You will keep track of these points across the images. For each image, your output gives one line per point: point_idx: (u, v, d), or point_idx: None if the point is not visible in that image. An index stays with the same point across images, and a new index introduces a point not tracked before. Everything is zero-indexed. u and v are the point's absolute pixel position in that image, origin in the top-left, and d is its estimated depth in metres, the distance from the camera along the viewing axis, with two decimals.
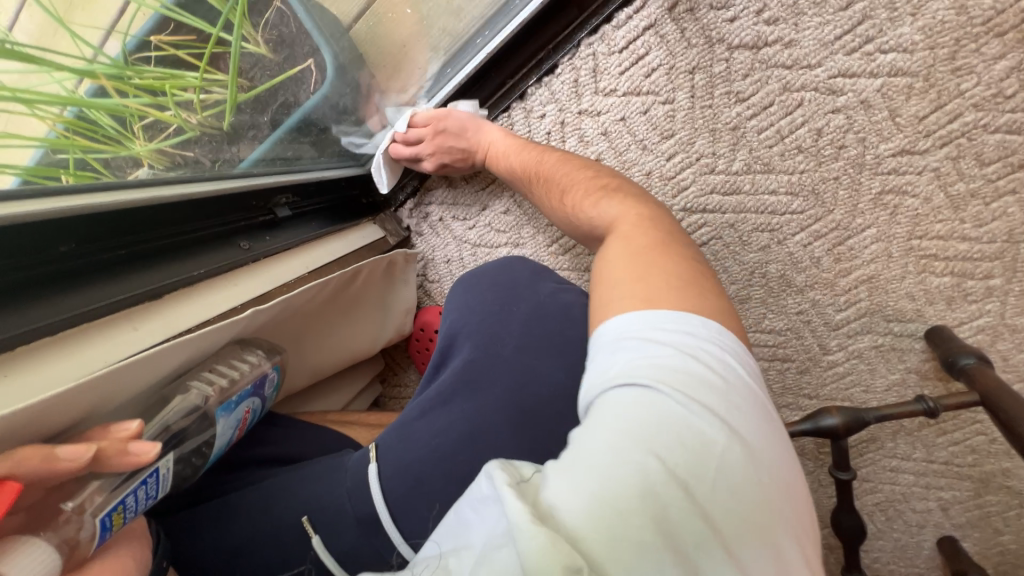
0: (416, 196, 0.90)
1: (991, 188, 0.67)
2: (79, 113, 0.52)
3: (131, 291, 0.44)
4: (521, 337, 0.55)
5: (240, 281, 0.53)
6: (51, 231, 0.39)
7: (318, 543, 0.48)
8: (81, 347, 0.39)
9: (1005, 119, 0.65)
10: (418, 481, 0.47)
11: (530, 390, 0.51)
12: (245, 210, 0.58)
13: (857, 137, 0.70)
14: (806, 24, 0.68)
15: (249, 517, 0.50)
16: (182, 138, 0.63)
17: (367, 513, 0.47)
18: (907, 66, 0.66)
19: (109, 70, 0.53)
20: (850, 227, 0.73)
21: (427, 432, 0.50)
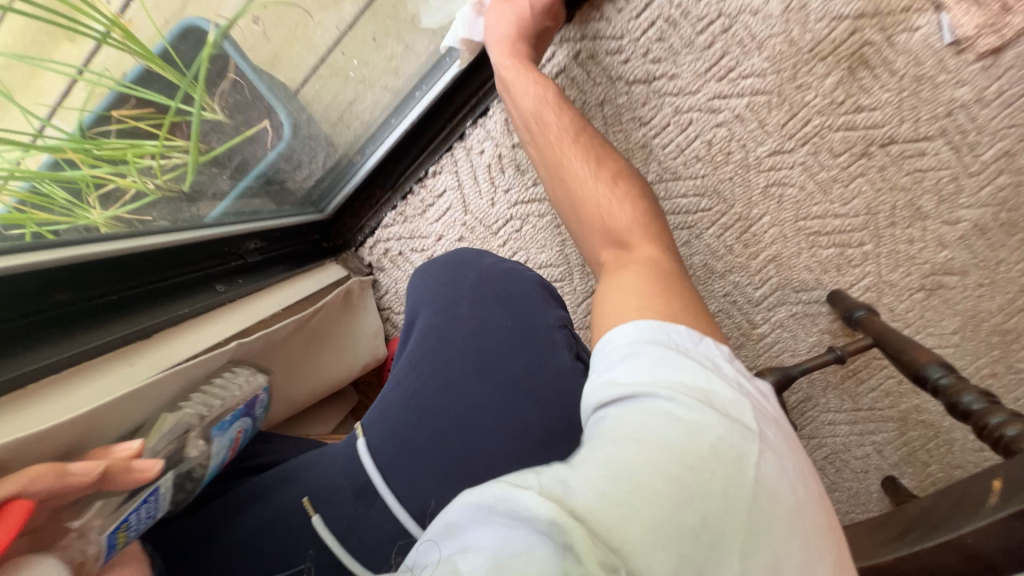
0: (374, 234, 0.97)
1: (846, 173, 0.85)
2: (32, 187, 0.54)
3: (123, 333, 0.47)
4: (472, 296, 0.61)
5: (223, 318, 0.57)
6: (49, 281, 0.43)
7: (320, 523, 0.51)
8: (85, 380, 0.42)
9: (842, 120, 0.83)
10: (401, 443, 0.53)
11: (503, 363, 0.56)
12: (216, 256, 0.63)
13: (739, 144, 0.86)
14: (683, 60, 0.84)
15: (248, 511, 0.53)
16: (138, 204, 0.66)
17: (362, 482, 0.52)
18: (763, 86, 0.83)
19: (71, 144, 0.57)
20: (750, 217, 0.88)
21: (401, 396, 0.56)
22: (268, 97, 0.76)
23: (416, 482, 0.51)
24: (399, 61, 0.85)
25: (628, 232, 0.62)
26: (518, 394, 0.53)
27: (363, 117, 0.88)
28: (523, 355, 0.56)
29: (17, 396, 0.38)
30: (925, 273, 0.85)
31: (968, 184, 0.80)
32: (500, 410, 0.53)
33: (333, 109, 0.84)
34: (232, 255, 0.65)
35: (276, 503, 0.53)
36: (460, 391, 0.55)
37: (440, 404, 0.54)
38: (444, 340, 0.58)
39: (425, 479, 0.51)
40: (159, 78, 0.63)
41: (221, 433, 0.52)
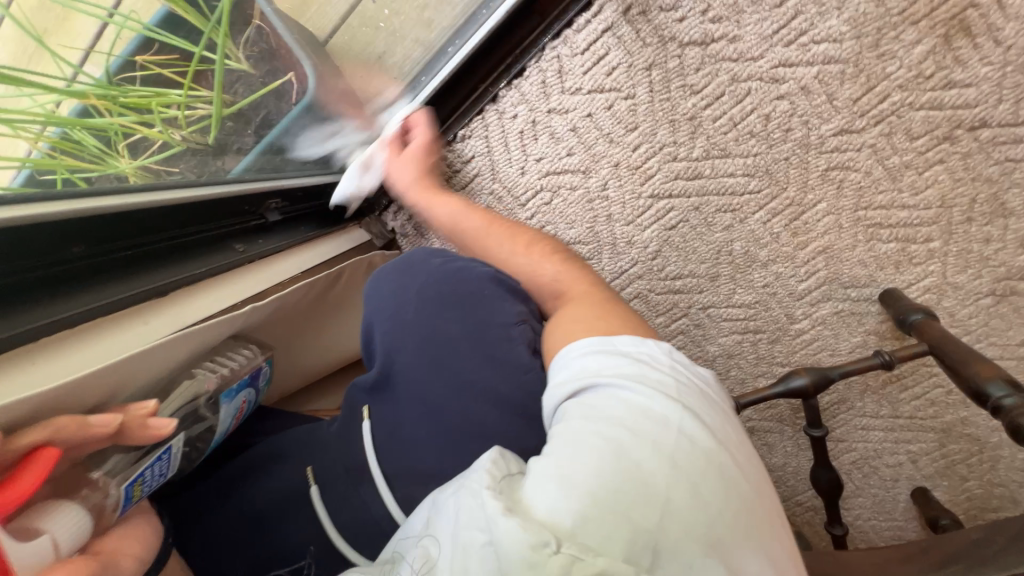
0: (398, 200, 0.93)
1: (922, 160, 0.75)
2: (62, 133, 0.53)
3: (140, 291, 0.48)
4: (452, 278, 0.58)
5: (239, 279, 0.57)
6: (66, 233, 0.43)
7: (316, 496, 0.52)
8: (98, 335, 0.43)
9: (927, 97, 0.73)
10: (393, 426, 0.53)
11: (483, 344, 0.53)
12: (237, 214, 0.63)
13: (801, 120, 0.77)
14: (747, 21, 0.75)
15: (252, 485, 0.54)
16: (166, 154, 0.64)
17: (353, 460, 0.52)
18: (837, 54, 0.73)
19: (97, 90, 0.55)
20: (803, 203, 0.80)
21: (389, 383, 0.55)
22: (294, 47, 0.71)
23: (414, 460, 0.51)
24: (433, 12, 0.79)
25: (556, 284, 0.57)
26: (516, 374, 0.51)
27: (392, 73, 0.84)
28: (518, 335, 0.54)
29: (28, 347, 0.39)
30: (998, 277, 0.76)
31: None
32: (483, 390, 0.51)
33: (361, 62, 0.80)
34: (254, 215, 0.66)
35: (280, 476, 0.54)
36: (436, 362, 0.53)
37: (414, 374, 0.53)
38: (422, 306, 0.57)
39: (423, 457, 0.51)
40: (186, 23, 0.61)
41: (229, 401, 0.52)
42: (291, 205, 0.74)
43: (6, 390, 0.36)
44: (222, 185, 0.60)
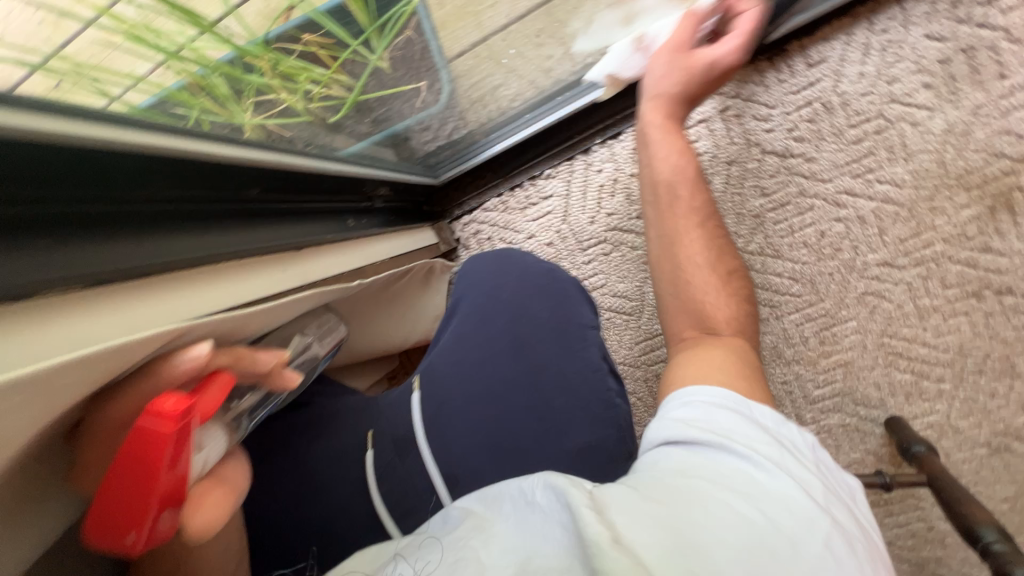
0: (471, 212, 0.99)
1: (949, 308, 0.83)
2: (205, 74, 0.51)
3: (285, 238, 0.55)
4: (546, 305, 0.63)
5: (348, 249, 0.65)
6: (249, 178, 0.51)
7: (368, 460, 0.55)
8: (246, 275, 0.47)
9: (965, 254, 0.81)
10: (445, 403, 0.57)
11: (546, 372, 0.59)
12: (348, 191, 0.70)
13: (851, 244, 0.84)
14: (825, 147, 0.83)
15: (300, 437, 0.57)
16: (283, 118, 0.64)
17: (402, 433, 0.56)
18: (896, 197, 0.82)
19: (255, 49, 0.54)
20: (836, 316, 0.86)
21: (457, 365, 0.60)
22: (437, 61, 0.76)
23: (455, 441, 0.55)
24: (553, 63, 0.86)
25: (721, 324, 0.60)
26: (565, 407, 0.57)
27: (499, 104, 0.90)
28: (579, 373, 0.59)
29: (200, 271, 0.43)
30: (995, 431, 0.82)
31: None
32: (535, 398, 0.57)
33: (476, 88, 0.84)
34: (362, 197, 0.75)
35: (332, 436, 0.57)
36: (505, 369, 0.59)
37: (483, 370, 0.59)
38: (505, 312, 0.62)
39: (460, 442, 0.55)
40: (353, 17, 0.62)
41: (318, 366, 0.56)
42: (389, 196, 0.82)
43: (164, 305, 0.38)
44: (350, 166, 0.69)
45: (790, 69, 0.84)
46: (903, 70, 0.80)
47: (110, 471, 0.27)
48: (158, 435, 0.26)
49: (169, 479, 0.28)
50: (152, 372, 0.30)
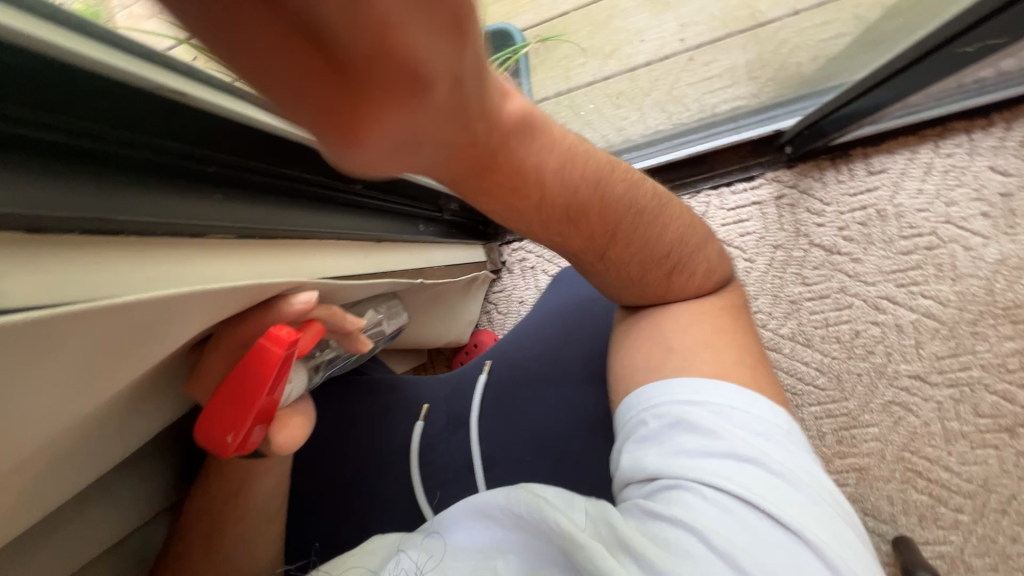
0: (519, 239, 1.05)
1: (978, 437, 0.81)
2: None
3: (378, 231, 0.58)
4: None
5: (419, 251, 0.69)
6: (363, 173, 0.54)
7: (417, 430, 0.62)
8: (349, 253, 0.50)
9: (1002, 386, 0.80)
10: (505, 402, 0.62)
11: (602, 416, 0.58)
12: (429, 202, 0.75)
13: (885, 350, 0.84)
14: (872, 251, 0.85)
15: (370, 398, 0.65)
16: None
17: (456, 413, 0.64)
18: (939, 313, 0.82)
19: None
20: (857, 418, 0.85)
21: (526, 372, 0.64)
22: None
23: (501, 438, 0.61)
24: (627, 124, 0.93)
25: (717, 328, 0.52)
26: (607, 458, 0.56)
27: None
28: None
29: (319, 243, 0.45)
30: None
31: None
32: (576, 424, 0.59)
33: None
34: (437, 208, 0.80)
35: (391, 406, 0.65)
36: (550, 390, 0.62)
37: (532, 391, 0.62)
38: (554, 341, 0.65)
39: (505, 440, 0.60)
40: None
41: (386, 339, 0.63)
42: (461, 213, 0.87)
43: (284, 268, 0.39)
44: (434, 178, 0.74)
45: (849, 171, 0.87)
46: (963, 195, 0.81)
47: (227, 378, 0.32)
48: (272, 357, 0.31)
49: (269, 397, 0.32)
50: (273, 302, 0.35)
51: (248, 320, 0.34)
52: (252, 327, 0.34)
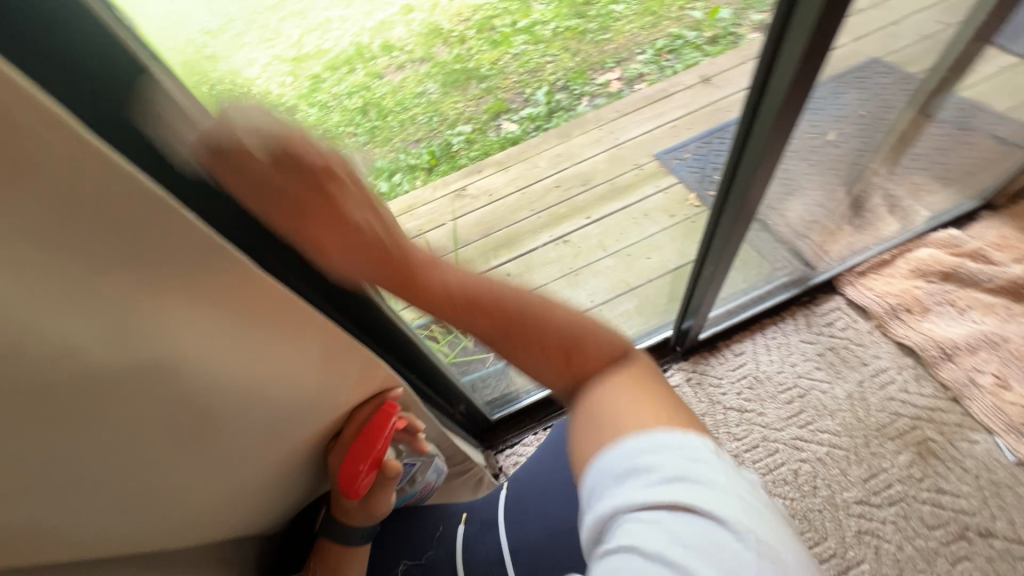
0: (512, 446, 1.27)
1: (947, 550, 0.92)
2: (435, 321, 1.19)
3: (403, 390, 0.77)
4: None
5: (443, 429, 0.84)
6: (406, 356, 0.78)
7: (461, 532, 0.71)
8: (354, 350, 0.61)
9: (926, 494, 0.98)
10: (522, 503, 0.72)
11: None
12: (444, 397, 0.95)
13: (824, 484, 1.02)
14: (768, 407, 1.12)
15: (409, 537, 0.70)
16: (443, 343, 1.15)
17: (489, 516, 0.72)
18: (840, 442, 1.05)
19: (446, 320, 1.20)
20: (847, 558, 0.94)
21: (533, 477, 0.75)
22: None
23: (520, 532, 0.69)
24: None
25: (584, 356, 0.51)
26: None
27: None
28: None
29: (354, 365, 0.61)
30: None
31: None
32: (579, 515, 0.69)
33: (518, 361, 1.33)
34: (449, 405, 0.99)
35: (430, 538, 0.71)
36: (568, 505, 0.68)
37: (542, 488, 0.73)
38: (557, 465, 0.73)
39: (525, 533, 0.69)
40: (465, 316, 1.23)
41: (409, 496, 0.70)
42: (463, 415, 1.07)
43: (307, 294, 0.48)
44: (456, 379, 0.96)
45: (723, 358, 1.21)
46: (798, 358, 1.17)
47: (353, 443, 0.52)
48: (388, 414, 0.52)
49: (382, 450, 0.51)
50: (380, 393, 0.54)
51: (362, 407, 0.53)
52: (366, 408, 0.53)
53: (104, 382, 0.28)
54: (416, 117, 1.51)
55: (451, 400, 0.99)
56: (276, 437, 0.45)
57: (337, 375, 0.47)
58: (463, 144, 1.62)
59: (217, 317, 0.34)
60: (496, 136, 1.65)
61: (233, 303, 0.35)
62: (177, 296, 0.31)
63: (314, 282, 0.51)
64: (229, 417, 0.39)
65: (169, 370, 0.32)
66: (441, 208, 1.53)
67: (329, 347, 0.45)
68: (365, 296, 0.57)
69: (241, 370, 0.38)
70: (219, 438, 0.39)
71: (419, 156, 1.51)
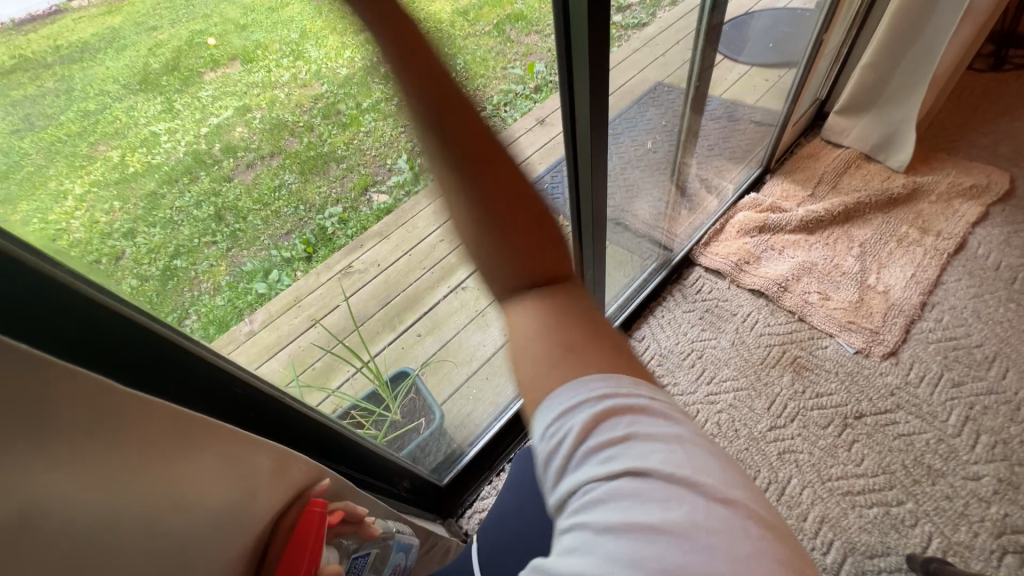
0: (473, 505, 1.22)
1: (842, 440, 1.11)
2: (350, 408, 1.14)
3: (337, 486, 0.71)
4: None
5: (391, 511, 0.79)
6: (336, 451, 0.73)
7: None
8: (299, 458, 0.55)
9: (812, 402, 1.17)
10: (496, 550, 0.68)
11: None
12: (388, 479, 0.90)
13: (742, 423, 1.16)
14: (679, 376, 1.25)
15: None
16: (367, 427, 1.11)
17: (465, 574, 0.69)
18: (740, 384, 1.22)
19: (360, 404, 1.15)
20: (780, 479, 1.08)
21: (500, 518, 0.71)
22: (428, 400, 1.24)
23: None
24: (501, 387, 1.36)
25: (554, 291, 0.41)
26: None
27: (474, 419, 1.32)
28: None
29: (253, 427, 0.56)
30: (994, 531, 0.97)
31: (958, 443, 1.07)
32: None
33: (453, 418, 1.31)
34: (395, 486, 0.93)
35: None
36: (533, 533, 0.66)
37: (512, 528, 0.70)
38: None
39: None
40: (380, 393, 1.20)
41: None
42: (412, 489, 1.00)
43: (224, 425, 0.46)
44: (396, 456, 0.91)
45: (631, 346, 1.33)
46: (686, 326, 1.34)
47: (285, 555, 0.49)
48: (316, 514, 0.51)
49: (315, 555, 0.49)
50: (301, 493, 0.54)
51: (286, 513, 0.52)
52: (291, 513, 0.52)
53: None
54: (281, 210, 1.58)
55: (396, 481, 0.93)
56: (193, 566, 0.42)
57: (246, 478, 0.47)
58: (338, 224, 1.65)
59: (88, 453, 0.34)
60: (369, 209, 1.69)
61: (101, 433, 0.35)
62: (39, 443, 0.31)
63: (201, 393, 0.50)
64: (120, 560, 0.36)
65: (39, 523, 0.31)
66: (329, 292, 1.51)
67: (229, 451, 0.46)
68: (261, 399, 0.57)
69: (131, 499, 0.37)
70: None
71: (294, 248, 1.55)
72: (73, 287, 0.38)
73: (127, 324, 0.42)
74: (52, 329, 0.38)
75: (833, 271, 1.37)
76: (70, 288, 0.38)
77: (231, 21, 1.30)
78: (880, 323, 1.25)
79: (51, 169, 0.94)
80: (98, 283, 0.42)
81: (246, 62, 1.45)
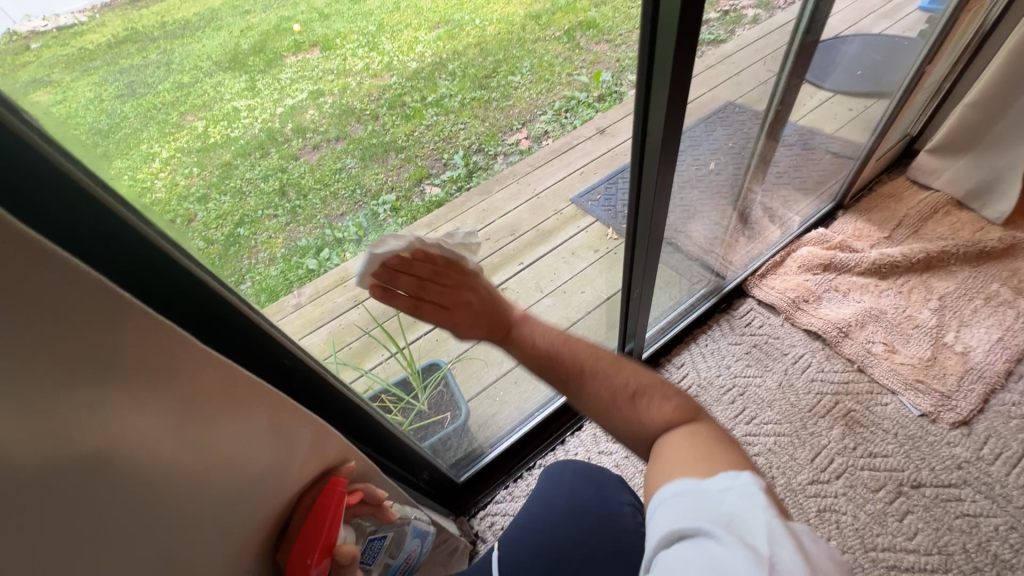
0: (486, 507, 1.21)
1: (893, 508, 1.01)
2: (380, 392, 1.16)
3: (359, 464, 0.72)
4: (597, 501, 0.73)
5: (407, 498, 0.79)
6: (363, 431, 0.74)
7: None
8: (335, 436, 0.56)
9: (863, 461, 1.08)
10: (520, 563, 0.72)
11: (591, 558, 0.67)
12: (408, 467, 0.90)
13: (780, 471, 1.09)
14: (717, 411, 1.19)
15: None
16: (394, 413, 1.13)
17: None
18: (783, 429, 1.14)
19: (390, 390, 1.17)
20: None
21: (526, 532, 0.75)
22: (456, 396, 1.24)
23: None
24: (529, 394, 1.35)
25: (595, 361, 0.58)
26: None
27: (498, 421, 1.32)
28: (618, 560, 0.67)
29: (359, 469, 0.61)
30: None
31: None
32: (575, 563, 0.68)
33: (478, 416, 1.31)
34: (414, 476, 0.93)
35: None
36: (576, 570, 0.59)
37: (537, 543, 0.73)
38: (558, 516, 0.74)
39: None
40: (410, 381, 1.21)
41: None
42: (430, 481, 1.01)
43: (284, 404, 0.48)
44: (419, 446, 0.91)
45: (667, 372, 1.28)
46: (730, 359, 1.28)
47: (302, 532, 0.50)
48: (335, 493, 0.52)
49: (331, 534, 0.50)
50: (327, 472, 0.55)
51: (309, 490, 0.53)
52: (313, 491, 0.53)
53: (53, 474, 0.30)
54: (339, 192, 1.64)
55: (415, 471, 0.93)
56: (234, 521, 0.45)
57: (289, 449, 0.49)
58: (390, 212, 1.64)
59: (166, 402, 0.36)
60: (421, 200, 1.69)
61: (181, 384, 0.37)
62: (129, 384, 0.33)
63: (259, 361, 0.52)
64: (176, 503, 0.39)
65: (117, 461, 0.33)
66: None
67: (280, 423, 0.47)
68: (301, 369, 0.57)
69: (195, 449, 0.40)
70: (171, 526, 0.38)
71: (345, 229, 1.58)
72: (139, 232, 0.38)
73: (182, 272, 0.42)
74: (135, 281, 0.40)
75: (903, 322, 1.25)
76: (152, 244, 0.39)
77: (316, 10, 1.51)
78: (954, 388, 1.13)
79: (144, 134, 1.24)
80: (180, 242, 0.43)
81: (326, 49, 1.60)
